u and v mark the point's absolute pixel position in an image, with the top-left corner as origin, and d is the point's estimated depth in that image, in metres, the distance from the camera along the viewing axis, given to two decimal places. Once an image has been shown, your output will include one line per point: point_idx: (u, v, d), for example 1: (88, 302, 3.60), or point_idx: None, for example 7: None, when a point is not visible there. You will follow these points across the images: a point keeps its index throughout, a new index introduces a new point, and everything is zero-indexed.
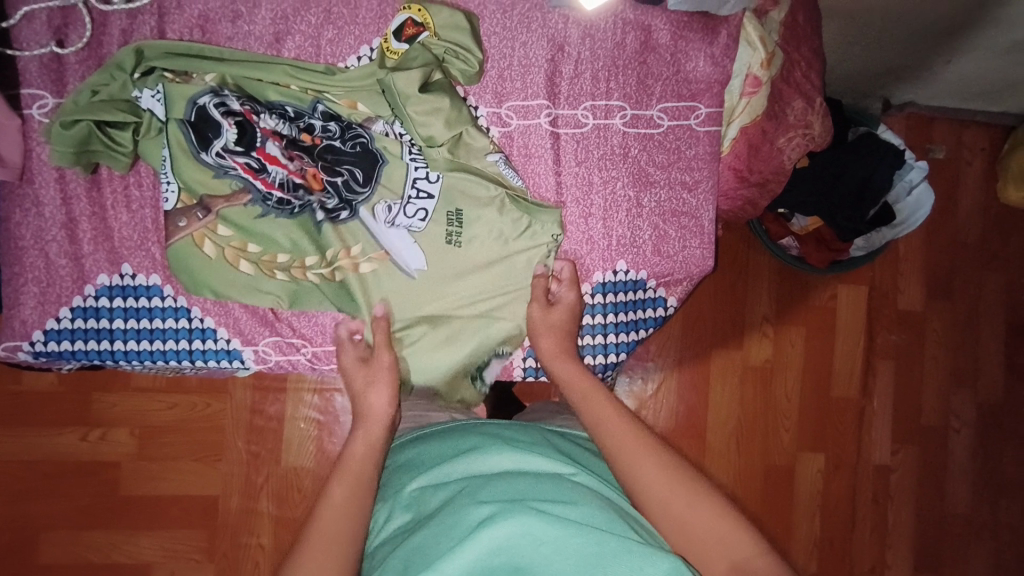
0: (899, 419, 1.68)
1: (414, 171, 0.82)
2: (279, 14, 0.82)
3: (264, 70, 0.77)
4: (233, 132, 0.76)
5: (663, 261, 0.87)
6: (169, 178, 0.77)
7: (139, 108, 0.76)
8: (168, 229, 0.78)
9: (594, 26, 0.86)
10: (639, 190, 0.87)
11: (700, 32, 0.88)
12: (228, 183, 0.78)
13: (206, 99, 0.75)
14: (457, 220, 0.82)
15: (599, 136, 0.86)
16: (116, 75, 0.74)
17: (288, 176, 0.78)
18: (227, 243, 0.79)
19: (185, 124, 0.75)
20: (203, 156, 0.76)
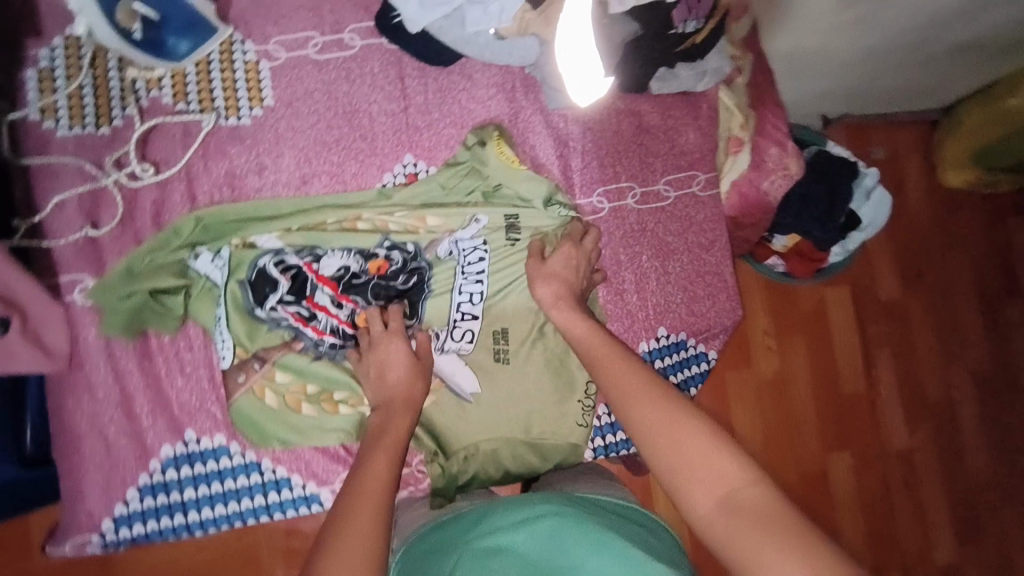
0: (909, 403, 1.77)
1: (459, 297, 0.86)
2: (302, 159, 0.86)
3: (315, 215, 0.83)
4: (288, 285, 0.80)
5: (699, 320, 0.92)
6: (224, 336, 0.79)
7: (190, 271, 0.80)
8: (228, 386, 0.79)
9: (592, 120, 0.94)
10: (663, 260, 0.92)
11: (683, 109, 0.97)
12: (282, 333, 0.81)
13: (266, 259, 0.80)
14: (503, 339, 0.86)
15: (617, 217, 0.92)
16: (170, 244, 0.79)
17: (340, 325, 0.81)
18: (287, 389, 0.80)
19: (244, 283, 0.80)
20: (257, 312, 0.80)
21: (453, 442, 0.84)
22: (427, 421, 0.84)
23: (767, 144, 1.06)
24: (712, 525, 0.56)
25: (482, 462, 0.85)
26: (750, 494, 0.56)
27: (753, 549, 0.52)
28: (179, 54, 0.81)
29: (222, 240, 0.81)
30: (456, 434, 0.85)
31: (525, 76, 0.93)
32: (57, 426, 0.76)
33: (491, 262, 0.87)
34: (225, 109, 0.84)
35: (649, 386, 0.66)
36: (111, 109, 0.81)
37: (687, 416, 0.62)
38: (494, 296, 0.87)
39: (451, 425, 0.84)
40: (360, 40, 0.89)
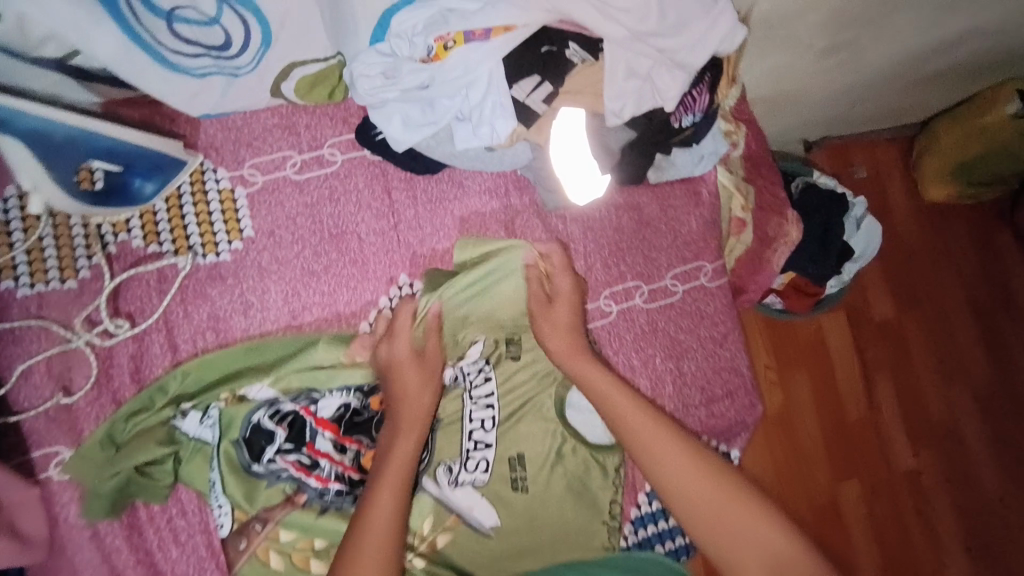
0: (914, 426, 1.76)
1: (469, 423, 0.81)
2: (289, 292, 0.80)
3: (314, 355, 0.77)
4: (286, 434, 0.74)
5: (719, 420, 0.89)
6: (220, 500, 0.73)
7: (177, 433, 0.73)
8: (231, 555, 0.73)
9: (591, 218, 0.90)
10: (677, 359, 0.88)
11: (683, 197, 0.94)
12: (283, 487, 0.75)
13: (260, 413, 0.74)
14: (519, 464, 0.81)
15: (626, 319, 0.88)
16: (152, 405, 0.73)
17: (345, 471, 0.75)
18: (292, 547, 0.74)
19: (238, 441, 0.74)
20: (255, 467, 0.74)
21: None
22: (445, 560, 0.79)
23: (767, 218, 1.03)
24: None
25: None
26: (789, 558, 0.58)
27: None
28: (146, 195, 0.74)
29: (206, 393, 0.74)
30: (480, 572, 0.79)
31: (517, 177, 0.88)
32: None
33: (500, 381, 0.83)
34: (202, 246, 0.78)
35: (683, 445, 0.67)
36: (76, 260, 0.74)
37: (724, 479, 0.64)
38: (506, 419, 0.82)
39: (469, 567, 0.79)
40: (340, 155, 0.84)
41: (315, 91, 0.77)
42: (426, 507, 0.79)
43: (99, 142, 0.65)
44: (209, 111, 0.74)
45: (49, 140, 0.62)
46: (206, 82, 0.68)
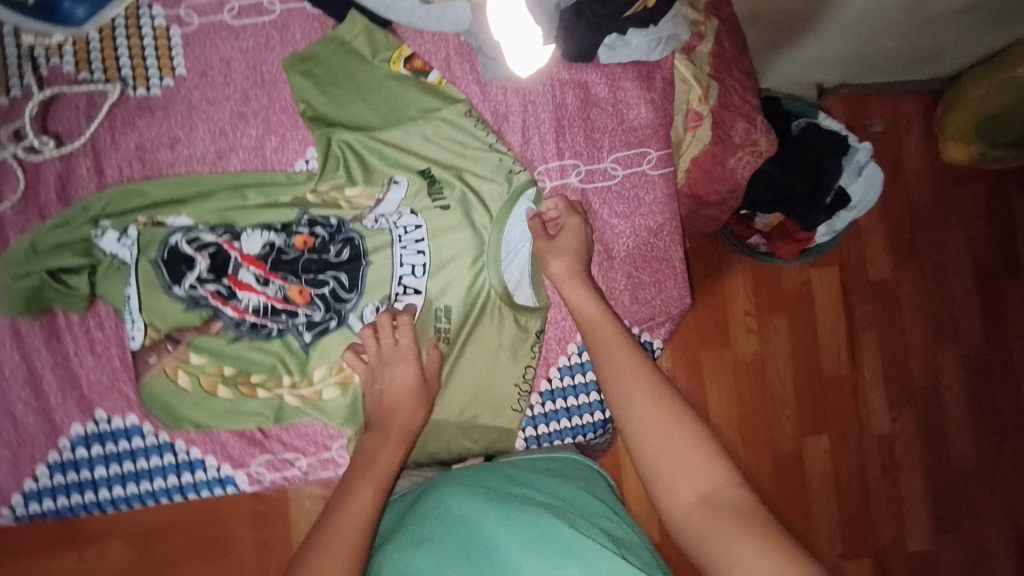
0: (892, 384, 1.67)
1: (399, 268, 0.82)
2: (216, 131, 0.81)
3: (239, 195, 0.80)
4: (206, 262, 0.77)
5: (643, 307, 0.87)
6: (134, 315, 0.76)
7: (95, 249, 0.77)
8: (139, 367, 0.76)
9: (532, 92, 0.87)
10: (606, 243, 0.87)
11: (636, 80, 0.90)
12: (200, 313, 0.77)
13: (177, 238, 0.77)
14: (444, 316, 0.82)
15: (559, 196, 0.87)
16: (74, 218, 0.76)
17: (267, 302, 0.78)
18: (203, 371, 0.77)
19: (156, 263, 0.76)
20: (175, 290, 0.76)
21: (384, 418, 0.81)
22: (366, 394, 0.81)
23: (731, 118, 0.98)
24: (689, 520, 0.60)
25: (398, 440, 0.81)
26: (728, 499, 0.59)
27: (724, 540, 0.56)
28: (77, 19, 0.78)
29: (124, 216, 0.78)
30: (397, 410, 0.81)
31: (459, 43, 0.86)
32: None
33: (431, 231, 0.83)
34: (133, 78, 0.80)
35: (666, 408, 0.65)
36: (9, 78, 0.77)
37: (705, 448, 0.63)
38: (434, 268, 0.83)
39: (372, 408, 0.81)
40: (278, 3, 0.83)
41: None
42: (332, 355, 0.80)
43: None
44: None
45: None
46: None
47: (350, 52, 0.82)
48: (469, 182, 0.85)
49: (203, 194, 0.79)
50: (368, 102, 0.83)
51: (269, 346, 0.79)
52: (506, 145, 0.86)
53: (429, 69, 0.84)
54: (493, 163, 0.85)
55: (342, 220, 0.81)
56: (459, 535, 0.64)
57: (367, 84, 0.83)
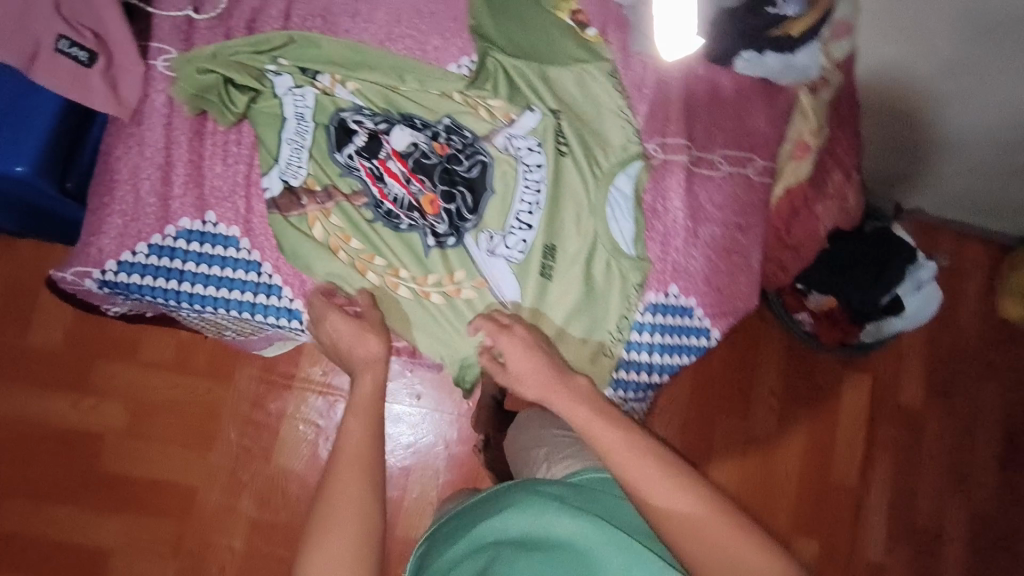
0: (895, 514, 1.53)
1: (517, 204, 0.88)
2: (394, 17, 0.90)
3: (399, 76, 0.88)
4: (363, 141, 0.85)
5: (712, 292, 0.91)
6: (300, 162, 0.84)
7: (266, 82, 0.85)
8: (288, 203, 0.83)
9: (669, 77, 0.95)
10: (696, 223, 0.92)
11: (761, 96, 0.98)
12: (350, 183, 0.85)
13: (348, 113, 0.86)
14: (551, 255, 0.88)
15: (665, 169, 0.92)
16: (254, 48, 0.85)
17: (406, 197, 0.86)
18: (334, 231, 0.85)
19: (327, 129, 0.85)
20: (336, 156, 0.85)
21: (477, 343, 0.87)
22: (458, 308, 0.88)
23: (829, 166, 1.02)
24: None
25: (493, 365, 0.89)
26: None
27: None
28: None
29: (295, 66, 0.87)
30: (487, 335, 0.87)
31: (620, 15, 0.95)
32: (100, 161, 0.84)
33: (550, 171, 0.89)
34: None
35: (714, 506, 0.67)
36: None
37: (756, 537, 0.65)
38: (549, 212, 0.88)
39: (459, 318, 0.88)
40: None
41: None
42: (451, 262, 0.87)
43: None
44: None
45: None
46: None
47: None
48: (598, 131, 0.92)
49: (372, 65, 0.88)
50: (530, 34, 0.92)
51: (400, 236, 0.86)
52: (632, 113, 0.93)
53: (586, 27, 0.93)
54: (618, 121, 0.91)
55: (476, 125, 0.89)
56: (551, 560, 0.68)
57: (534, 19, 0.92)
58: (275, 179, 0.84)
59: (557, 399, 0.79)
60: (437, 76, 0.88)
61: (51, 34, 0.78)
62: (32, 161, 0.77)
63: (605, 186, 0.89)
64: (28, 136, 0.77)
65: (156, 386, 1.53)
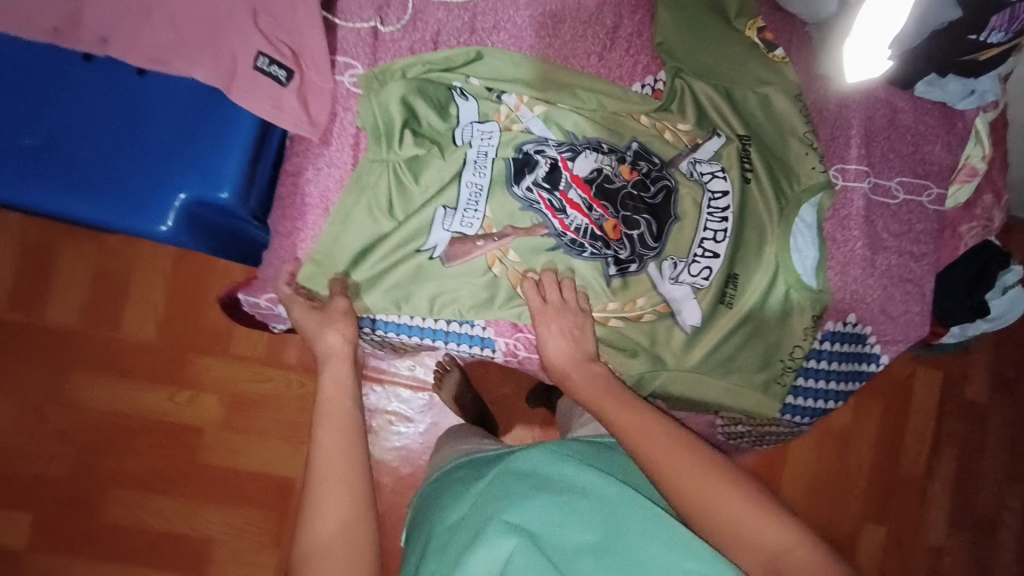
0: (957, 505, 1.40)
1: (702, 231, 0.83)
2: (579, 33, 0.87)
3: (589, 96, 0.84)
4: (545, 169, 0.78)
5: (886, 321, 0.91)
6: (478, 206, 0.78)
7: (451, 108, 0.82)
8: (463, 250, 0.78)
9: (849, 100, 0.93)
10: (874, 253, 0.91)
11: (937, 120, 0.95)
12: (529, 216, 0.79)
13: (530, 147, 0.79)
14: (732, 282, 0.86)
15: (844, 197, 0.91)
16: (444, 67, 0.82)
17: (588, 226, 0.78)
18: (512, 270, 0.80)
19: (508, 161, 0.79)
20: (514, 189, 0.78)
21: (665, 363, 0.86)
22: (643, 333, 0.84)
23: (983, 188, 1.00)
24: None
25: (669, 383, 0.87)
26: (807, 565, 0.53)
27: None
28: None
29: (484, 88, 0.83)
30: (671, 357, 0.86)
31: (802, 32, 0.92)
32: (287, 181, 0.81)
33: (736, 198, 0.85)
34: None
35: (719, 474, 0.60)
36: None
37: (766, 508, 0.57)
38: (735, 239, 0.85)
39: (643, 350, 0.85)
40: None
41: None
42: (637, 291, 0.82)
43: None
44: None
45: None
46: None
47: (712, 6, 0.89)
48: (784, 155, 0.89)
49: (563, 87, 0.84)
50: (718, 57, 0.89)
51: (579, 269, 0.80)
52: (815, 138, 0.90)
53: (778, 48, 0.90)
54: (802, 149, 0.89)
55: (665, 147, 0.85)
56: (568, 505, 0.59)
57: (721, 41, 0.89)
58: (440, 231, 0.79)
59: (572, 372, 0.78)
60: (624, 98, 0.85)
61: (249, 52, 0.74)
62: (233, 187, 0.75)
63: (790, 216, 0.87)
64: (227, 161, 0.74)
65: (243, 377, 1.24)
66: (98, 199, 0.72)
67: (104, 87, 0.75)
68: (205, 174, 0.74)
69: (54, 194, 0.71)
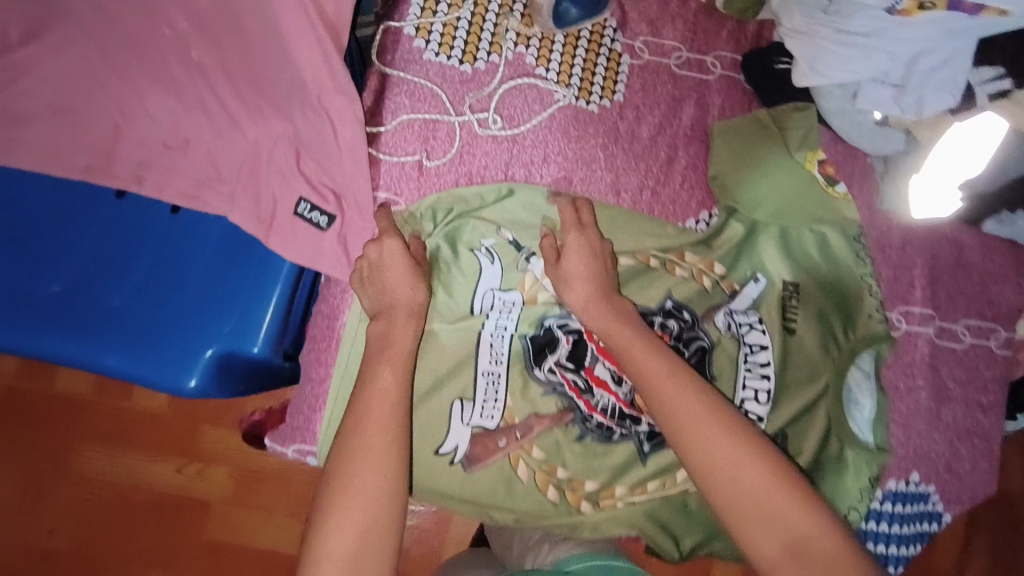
0: None
1: (741, 391, 0.80)
2: (632, 165, 0.83)
3: (619, 243, 0.80)
4: (567, 349, 0.79)
5: (952, 479, 0.84)
6: (498, 397, 0.77)
7: (476, 261, 0.78)
8: (484, 451, 0.76)
9: (913, 236, 0.88)
10: (939, 403, 0.85)
11: (1007, 259, 0.90)
12: (556, 401, 0.78)
13: (551, 322, 0.79)
14: (783, 443, 0.80)
15: (908, 342, 0.86)
16: (484, 206, 0.78)
17: (616, 403, 0.79)
18: (539, 466, 0.77)
19: (527, 340, 0.78)
20: (536, 372, 0.78)
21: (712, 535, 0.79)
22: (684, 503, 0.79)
23: None
24: None
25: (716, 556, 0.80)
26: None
27: None
28: (565, 20, 0.80)
29: (510, 242, 0.78)
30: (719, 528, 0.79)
31: (864, 163, 0.87)
32: (322, 322, 0.76)
33: (776, 352, 0.81)
34: (580, 90, 0.82)
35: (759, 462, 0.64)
36: (477, 52, 0.80)
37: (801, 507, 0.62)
38: (777, 398, 0.80)
39: (688, 523, 0.80)
40: (719, 69, 0.86)
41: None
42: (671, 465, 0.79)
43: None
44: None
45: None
46: None
47: (765, 134, 0.84)
48: (842, 296, 0.83)
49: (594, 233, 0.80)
50: (771, 193, 0.84)
51: (612, 450, 0.78)
52: (876, 281, 0.85)
53: (836, 182, 0.85)
54: (862, 292, 0.84)
55: (703, 299, 0.81)
56: None
57: (778, 177, 0.84)
58: (461, 424, 0.76)
59: (670, 398, 0.67)
60: (663, 246, 0.81)
61: (290, 195, 0.71)
62: (266, 341, 0.70)
63: (843, 366, 0.82)
64: (263, 312, 0.70)
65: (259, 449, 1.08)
66: (123, 351, 0.67)
67: (135, 227, 0.72)
68: (237, 326, 0.69)
69: (75, 344, 0.66)
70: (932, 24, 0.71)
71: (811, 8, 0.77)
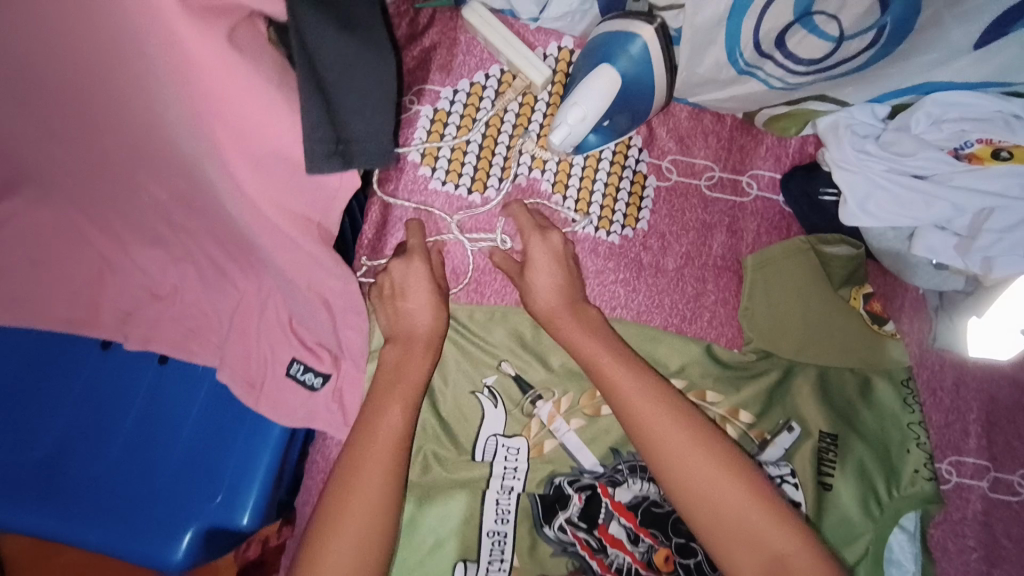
0: None
1: None
2: (655, 300, 0.76)
3: None
4: (579, 505, 0.70)
5: None
6: (502, 556, 0.68)
7: (483, 405, 0.73)
8: None
9: (967, 375, 0.79)
10: (993, 566, 0.76)
11: None
12: (566, 561, 0.68)
13: (562, 476, 0.72)
14: None
15: (959, 495, 0.78)
16: (487, 347, 0.74)
17: (633, 565, 0.67)
18: None
19: (536, 496, 0.71)
20: (545, 529, 0.69)
21: None
22: None
23: None
24: None
25: None
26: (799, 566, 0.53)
27: None
28: (585, 146, 0.72)
29: (512, 377, 0.74)
30: None
31: (915, 295, 0.79)
32: (316, 475, 0.71)
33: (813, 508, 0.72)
34: (598, 218, 0.76)
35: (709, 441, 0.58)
36: (488, 178, 0.74)
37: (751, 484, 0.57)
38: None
39: None
40: (756, 189, 0.78)
41: (782, 121, 0.74)
42: None
43: (650, 88, 0.65)
44: (705, 98, 0.71)
45: (614, 95, 0.64)
46: (741, 76, 0.65)
47: (806, 264, 0.75)
48: (885, 447, 0.75)
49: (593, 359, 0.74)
50: (806, 324, 0.75)
51: None
52: (924, 430, 0.76)
53: (887, 321, 0.77)
54: (908, 442, 0.75)
55: None
56: None
57: (813, 307, 0.75)
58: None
59: (618, 374, 0.62)
60: (682, 388, 0.73)
61: (282, 356, 0.64)
62: (256, 511, 0.64)
63: (886, 531, 0.73)
64: (252, 482, 0.64)
65: None
66: (103, 528, 0.62)
67: (121, 383, 0.67)
68: (227, 496, 0.64)
69: (53, 519, 0.62)
70: (1006, 175, 0.63)
71: (861, 138, 0.68)
